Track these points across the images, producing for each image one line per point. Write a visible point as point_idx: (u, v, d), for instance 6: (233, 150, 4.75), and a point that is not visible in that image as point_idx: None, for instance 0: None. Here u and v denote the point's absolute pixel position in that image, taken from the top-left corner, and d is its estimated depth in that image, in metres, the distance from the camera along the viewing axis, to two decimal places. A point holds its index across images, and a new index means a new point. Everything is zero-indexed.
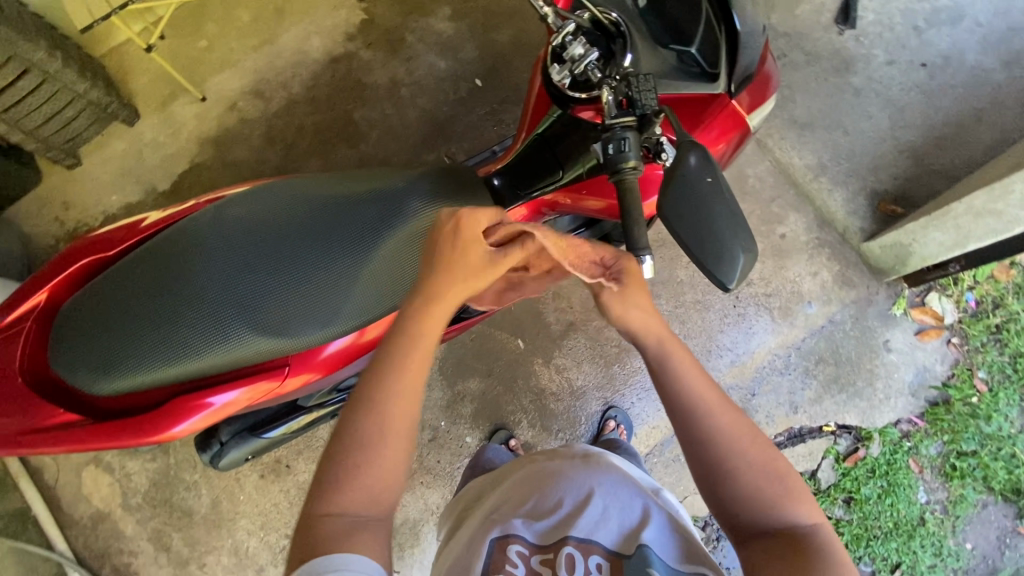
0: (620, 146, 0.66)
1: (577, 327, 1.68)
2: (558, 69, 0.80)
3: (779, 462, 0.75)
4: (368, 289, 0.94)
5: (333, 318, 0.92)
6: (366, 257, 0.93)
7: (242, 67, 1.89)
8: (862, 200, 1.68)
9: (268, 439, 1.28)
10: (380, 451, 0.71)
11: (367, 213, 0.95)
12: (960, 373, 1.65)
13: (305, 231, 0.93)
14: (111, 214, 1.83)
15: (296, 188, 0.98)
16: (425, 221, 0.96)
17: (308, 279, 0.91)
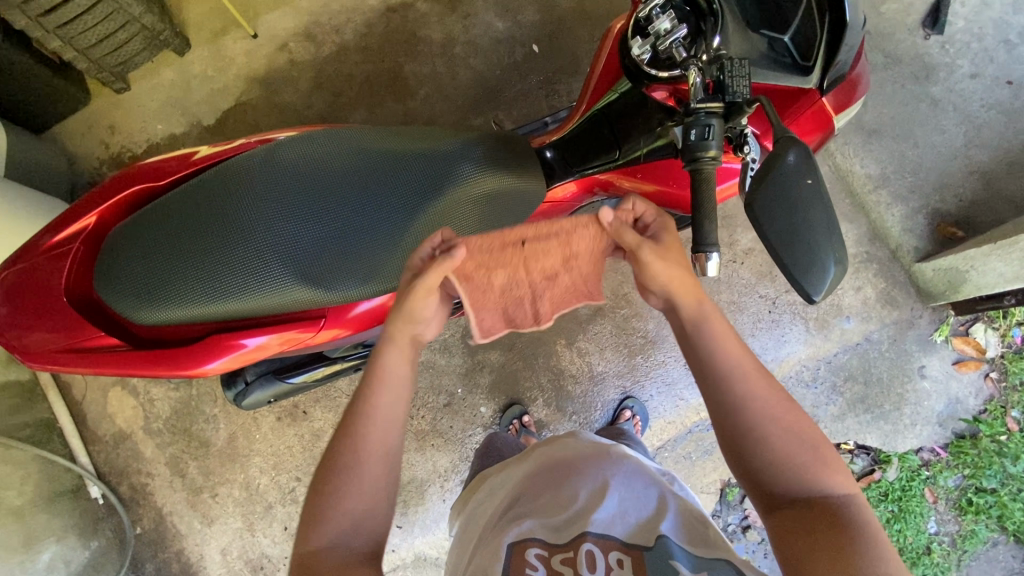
0: (704, 132, 0.63)
1: (605, 312, 1.65)
2: (639, 43, 0.75)
3: (813, 434, 0.77)
4: (412, 251, 0.93)
5: (375, 275, 0.92)
6: (414, 217, 0.92)
7: (296, 7, 1.85)
8: (921, 218, 1.59)
9: (291, 384, 1.30)
10: (363, 477, 0.76)
11: (419, 171, 0.93)
12: (993, 409, 1.59)
13: (355, 183, 0.92)
14: (154, 143, 1.84)
15: (350, 137, 0.96)
16: (473, 191, 0.95)
17: (354, 231, 0.90)
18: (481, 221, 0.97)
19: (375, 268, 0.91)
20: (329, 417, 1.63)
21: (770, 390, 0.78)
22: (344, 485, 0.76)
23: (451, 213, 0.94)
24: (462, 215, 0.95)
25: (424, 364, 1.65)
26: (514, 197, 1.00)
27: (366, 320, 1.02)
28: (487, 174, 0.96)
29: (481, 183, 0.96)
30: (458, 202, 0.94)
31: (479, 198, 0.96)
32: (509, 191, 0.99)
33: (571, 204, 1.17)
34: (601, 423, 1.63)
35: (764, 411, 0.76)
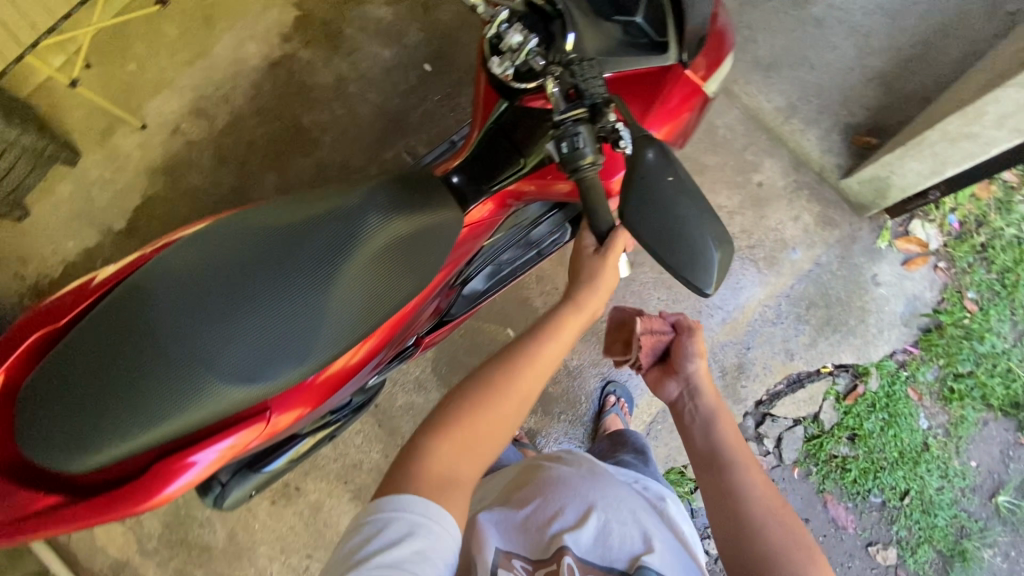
0: (575, 142, 0.62)
1: None
2: (498, 62, 0.74)
3: (802, 534, 0.88)
4: (341, 317, 0.91)
5: (310, 353, 0.89)
6: (331, 284, 0.90)
7: (179, 86, 1.81)
8: (836, 135, 1.62)
9: (269, 473, 1.26)
10: (496, 409, 0.85)
11: (325, 236, 0.91)
12: (950, 297, 1.65)
13: (263, 267, 0.89)
14: (70, 262, 1.76)
15: (246, 221, 0.93)
16: (386, 237, 0.93)
17: (276, 315, 0.87)
18: (402, 265, 0.95)
19: (309, 346, 0.89)
20: (324, 485, 1.61)
21: (770, 487, 0.93)
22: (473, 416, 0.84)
23: (371, 266, 0.92)
24: (381, 266, 0.93)
25: (403, 408, 1.63)
26: (431, 232, 0.99)
27: (315, 391, 1.02)
28: (395, 218, 0.94)
29: (390, 229, 0.94)
30: (373, 255, 0.92)
31: (393, 244, 0.94)
32: (422, 229, 0.97)
33: (492, 222, 1.15)
34: (590, 415, 1.64)
35: (761, 509, 0.90)
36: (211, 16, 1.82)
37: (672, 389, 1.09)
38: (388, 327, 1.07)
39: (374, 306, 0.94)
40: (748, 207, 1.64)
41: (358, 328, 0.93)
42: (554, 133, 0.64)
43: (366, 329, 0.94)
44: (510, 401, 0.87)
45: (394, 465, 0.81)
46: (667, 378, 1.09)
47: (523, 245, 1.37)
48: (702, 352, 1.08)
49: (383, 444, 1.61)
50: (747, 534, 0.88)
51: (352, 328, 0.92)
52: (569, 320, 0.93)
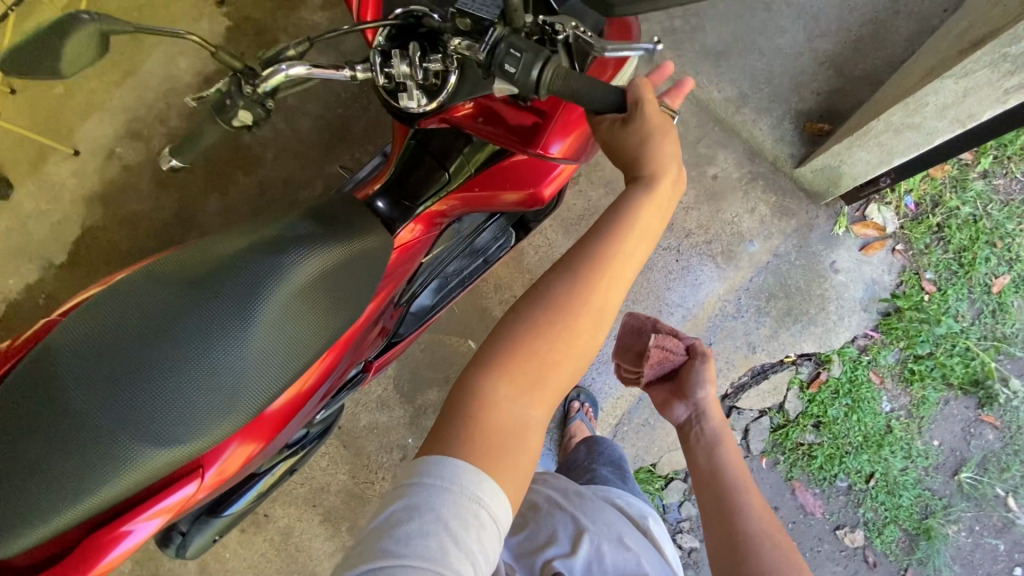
0: (516, 59, 0.53)
1: None
2: (410, 96, 0.69)
3: (795, 553, 0.95)
4: (266, 364, 0.87)
5: (237, 404, 0.85)
6: (252, 332, 0.86)
7: (110, 108, 1.73)
8: (788, 123, 1.59)
9: (232, 515, 1.22)
10: (559, 333, 0.76)
11: (241, 281, 0.87)
12: (908, 279, 1.64)
13: (179, 322, 0.85)
14: (13, 300, 1.69)
15: (158, 274, 0.89)
16: (307, 275, 0.89)
17: (196, 370, 0.83)
18: (328, 302, 0.91)
19: (236, 397, 0.85)
20: (293, 510, 1.59)
21: (765, 509, 1.01)
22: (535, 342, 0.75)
23: (293, 306, 0.89)
24: (304, 305, 0.89)
25: (367, 427, 1.61)
26: (357, 262, 0.95)
27: (259, 430, 0.98)
28: (314, 254, 0.90)
29: (310, 266, 0.90)
30: (294, 294, 0.89)
31: (313, 280, 0.90)
32: (347, 260, 0.93)
33: (424, 242, 1.12)
34: (557, 420, 1.63)
35: (753, 528, 0.98)
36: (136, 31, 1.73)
37: (681, 411, 1.19)
38: (334, 352, 1.03)
39: (302, 348, 0.90)
40: (704, 202, 1.62)
41: (287, 371, 0.90)
42: (493, 72, 0.55)
43: (295, 371, 0.90)
44: (569, 320, 0.76)
45: (445, 406, 0.74)
46: (676, 401, 1.19)
47: (468, 254, 1.34)
48: (712, 379, 1.18)
49: (349, 464, 1.60)
50: (739, 551, 0.95)
51: (280, 373, 0.89)
52: (644, 209, 0.80)
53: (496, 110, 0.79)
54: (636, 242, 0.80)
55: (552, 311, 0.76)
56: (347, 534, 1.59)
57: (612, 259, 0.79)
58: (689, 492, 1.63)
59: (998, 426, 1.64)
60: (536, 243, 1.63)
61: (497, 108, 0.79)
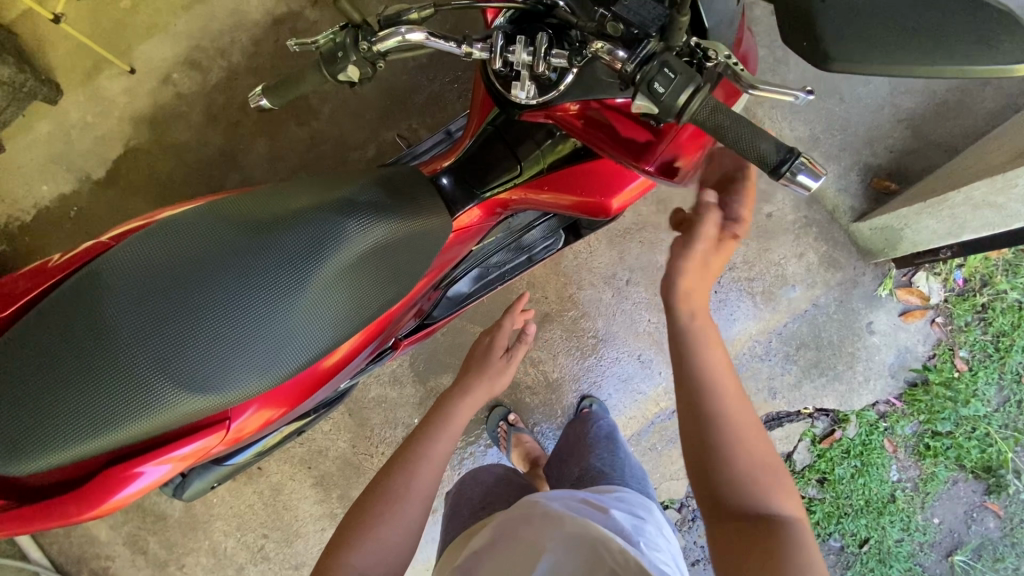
0: (668, 79, 0.52)
1: (553, 318, 1.61)
2: (519, 87, 0.67)
3: (770, 456, 0.78)
4: (309, 329, 0.84)
5: (274, 364, 0.83)
6: (302, 292, 0.83)
7: (173, 32, 1.69)
8: (854, 175, 1.55)
9: (233, 465, 1.21)
10: (402, 508, 0.94)
11: (301, 237, 0.84)
12: (941, 354, 1.62)
13: (230, 268, 0.82)
14: (44, 207, 1.67)
15: (217, 213, 0.86)
16: (366, 245, 0.86)
17: (239, 321, 0.81)
18: (380, 277, 0.89)
19: (274, 357, 0.83)
20: (286, 468, 1.58)
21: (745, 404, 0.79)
22: (387, 515, 0.93)
23: (348, 275, 0.86)
24: (357, 276, 0.86)
25: (375, 401, 1.59)
26: (414, 242, 0.92)
27: (284, 391, 0.97)
28: (378, 225, 0.87)
29: (372, 236, 0.86)
30: (349, 262, 0.85)
31: (370, 252, 0.87)
32: (410, 237, 0.91)
33: (480, 228, 1.10)
34: (565, 427, 1.62)
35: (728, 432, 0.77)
36: None
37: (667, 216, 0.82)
38: (370, 330, 1.01)
39: (346, 319, 0.87)
40: (753, 238, 1.59)
41: (327, 338, 0.87)
42: (639, 88, 0.54)
43: (337, 339, 0.88)
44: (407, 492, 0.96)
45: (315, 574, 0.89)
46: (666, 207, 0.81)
47: (513, 249, 1.31)
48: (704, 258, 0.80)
49: (351, 433, 1.58)
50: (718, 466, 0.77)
51: (322, 340, 0.86)
52: (461, 404, 1.10)
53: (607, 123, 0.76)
54: (446, 436, 1.05)
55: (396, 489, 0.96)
56: (337, 502, 1.58)
57: (432, 456, 1.01)
58: (680, 524, 1.61)
59: (1001, 516, 1.62)
60: (577, 248, 1.60)
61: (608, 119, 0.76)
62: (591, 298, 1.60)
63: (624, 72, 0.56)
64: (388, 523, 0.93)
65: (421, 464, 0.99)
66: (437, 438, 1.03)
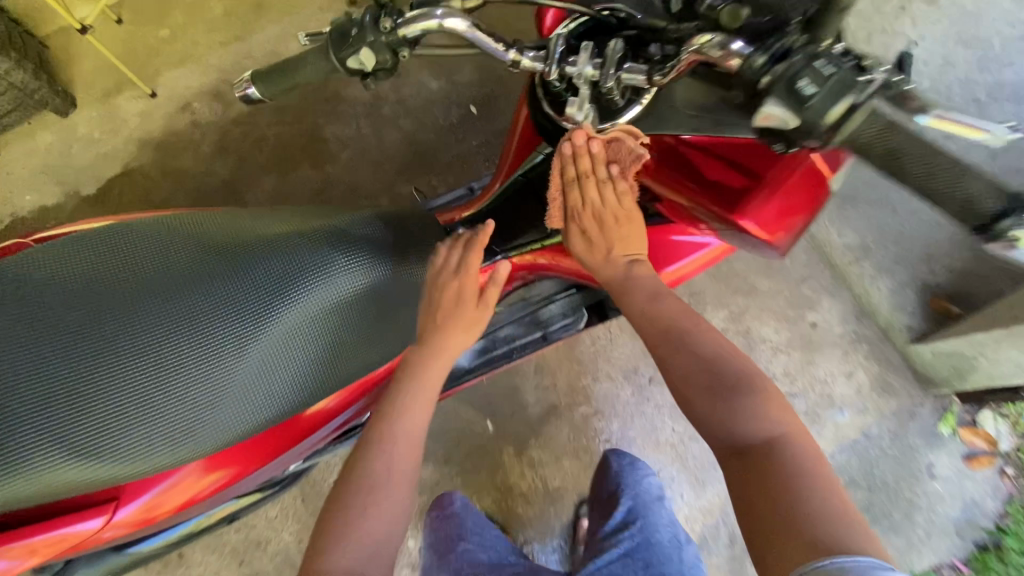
0: (822, 78, 0.42)
1: (561, 411, 1.39)
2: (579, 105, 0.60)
3: (742, 363, 0.69)
4: (256, 389, 0.66)
5: (196, 432, 0.64)
6: (252, 343, 0.65)
7: (205, 64, 1.66)
8: (912, 292, 1.39)
9: (133, 556, 0.94)
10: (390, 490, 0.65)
11: (266, 272, 0.67)
12: (1016, 514, 1.34)
13: (169, 297, 0.64)
14: (20, 218, 1.53)
15: (170, 225, 0.70)
16: (346, 294, 0.69)
17: (167, 367, 0.63)
18: (357, 338, 0.71)
19: (203, 418, 0.64)
20: (213, 560, 1.28)
21: (720, 341, 0.71)
22: (363, 503, 0.64)
23: (316, 330, 0.68)
24: (331, 329, 0.69)
25: None
26: (408, 298, 0.74)
27: (223, 462, 0.77)
28: (366, 271, 0.70)
29: (355, 285, 0.69)
30: (324, 311, 0.68)
31: (352, 302, 0.70)
32: (406, 293, 0.74)
33: None
34: (562, 549, 1.34)
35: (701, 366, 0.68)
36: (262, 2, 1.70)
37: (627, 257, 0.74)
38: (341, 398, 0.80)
39: (303, 384, 0.69)
40: (796, 348, 1.40)
41: (273, 406, 0.68)
42: (777, 86, 0.44)
43: (284, 410, 0.69)
44: (381, 450, 0.67)
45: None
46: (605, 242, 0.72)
47: (527, 324, 1.14)
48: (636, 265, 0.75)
49: (300, 525, 1.30)
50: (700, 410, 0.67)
51: (271, 405, 0.68)
52: (429, 364, 0.71)
53: (678, 154, 0.66)
54: (420, 410, 0.70)
55: (370, 446, 0.67)
56: None
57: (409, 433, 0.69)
58: None
59: None
60: (596, 333, 1.41)
61: (687, 156, 0.65)
62: (608, 394, 1.39)
63: (746, 68, 0.48)
64: (370, 497, 0.65)
65: (399, 403, 0.69)
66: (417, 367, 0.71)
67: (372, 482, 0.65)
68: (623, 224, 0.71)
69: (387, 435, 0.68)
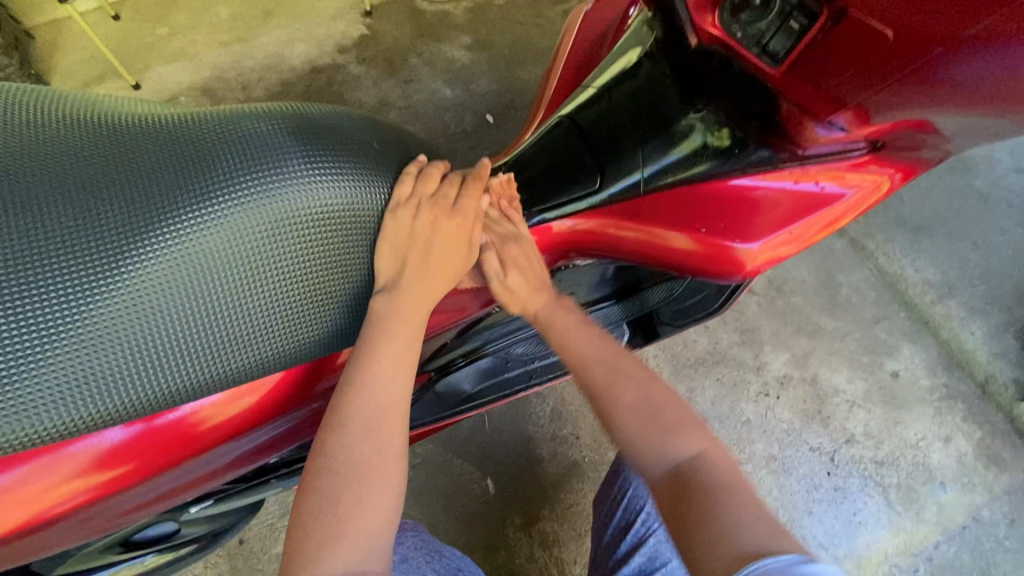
0: None
1: (583, 471, 1.08)
2: None
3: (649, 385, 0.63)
4: (165, 334, 0.48)
5: (47, 396, 0.45)
6: (134, 273, 0.46)
7: (199, 61, 1.52)
8: (1011, 339, 1.16)
9: None
10: (383, 460, 0.54)
11: (165, 178, 0.49)
12: None
13: (18, 200, 0.46)
14: None
15: (45, 110, 0.51)
16: (275, 214, 0.50)
17: (34, 290, 0.44)
18: (288, 279, 0.51)
19: (81, 370, 0.46)
20: None
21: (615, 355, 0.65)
22: (357, 484, 0.53)
23: (229, 262, 0.49)
24: (270, 262, 0.50)
25: None
26: (363, 230, 0.55)
27: (111, 453, 0.58)
28: (306, 186, 0.51)
29: (289, 202, 0.51)
30: (271, 236, 0.50)
31: (312, 229, 0.52)
32: (361, 223, 0.55)
33: None
34: None
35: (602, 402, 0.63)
36: (272, 8, 1.60)
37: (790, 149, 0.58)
38: (263, 397, 0.62)
39: (207, 338, 0.50)
40: (876, 403, 1.13)
41: (164, 368, 0.49)
42: None
43: (179, 375, 0.50)
44: (355, 426, 0.54)
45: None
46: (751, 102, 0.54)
47: (552, 341, 0.87)
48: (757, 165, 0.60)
49: None
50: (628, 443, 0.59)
51: (182, 362, 0.49)
52: (408, 307, 0.58)
53: None
54: (399, 367, 0.57)
55: (335, 424, 0.54)
56: None
57: (389, 392, 0.56)
58: None
59: None
60: None
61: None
62: None
63: None
64: (345, 482, 0.53)
65: (367, 365, 0.55)
66: (379, 326, 0.56)
67: (348, 462, 0.53)
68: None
69: (353, 410, 0.55)
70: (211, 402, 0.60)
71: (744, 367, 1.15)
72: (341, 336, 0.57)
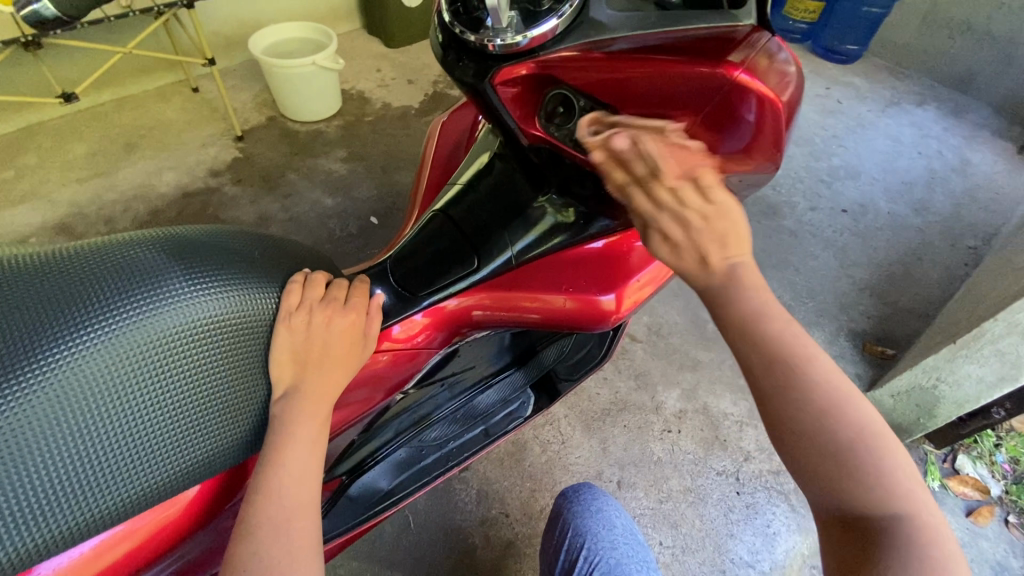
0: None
1: (521, 548, 1.06)
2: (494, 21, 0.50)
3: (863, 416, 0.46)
4: (28, 483, 0.44)
5: None
6: None
7: (53, 199, 1.45)
8: (845, 341, 1.39)
9: None
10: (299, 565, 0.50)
11: (25, 317, 0.47)
12: None
13: None
14: None
15: None
16: (156, 334, 0.50)
17: None
18: (174, 399, 0.50)
19: None
20: None
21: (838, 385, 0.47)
22: None
23: (104, 393, 0.47)
24: (153, 385, 0.49)
25: None
26: (253, 339, 0.56)
27: None
28: (189, 304, 0.52)
29: (170, 322, 0.51)
30: (151, 359, 0.49)
31: (195, 346, 0.52)
32: (248, 331, 0.56)
33: (422, 355, 0.75)
34: None
35: (824, 417, 0.45)
36: (135, 141, 1.59)
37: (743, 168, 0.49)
38: (143, 542, 0.57)
39: (82, 479, 0.46)
40: None
41: (29, 521, 0.44)
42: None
43: (47, 524, 0.45)
44: (265, 533, 0.50)
45: None
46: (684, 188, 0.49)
47: (462, 420, 0.89)
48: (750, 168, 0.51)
49: None
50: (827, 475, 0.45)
51: (51, 511, 0.45)
52: (309, 403, 0.58)
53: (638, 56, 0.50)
54: (304, 465, 0.55)
55: (243, 533, 0.50)
56: None
57: (295, 490, 0.54)
58: None
59: None
60: (545, 436, 1.18)
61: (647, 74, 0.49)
62: None
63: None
64: None
65: (274, 469, 0.54)
66: (282, 429, 0.55)
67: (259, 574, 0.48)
68: (715, 222, 0.49)
69: (262, 517, 0.51)
70: (81, 555, 0.53)
71: (647, 408, 1.24)
72: (235, 449, 0.55)
